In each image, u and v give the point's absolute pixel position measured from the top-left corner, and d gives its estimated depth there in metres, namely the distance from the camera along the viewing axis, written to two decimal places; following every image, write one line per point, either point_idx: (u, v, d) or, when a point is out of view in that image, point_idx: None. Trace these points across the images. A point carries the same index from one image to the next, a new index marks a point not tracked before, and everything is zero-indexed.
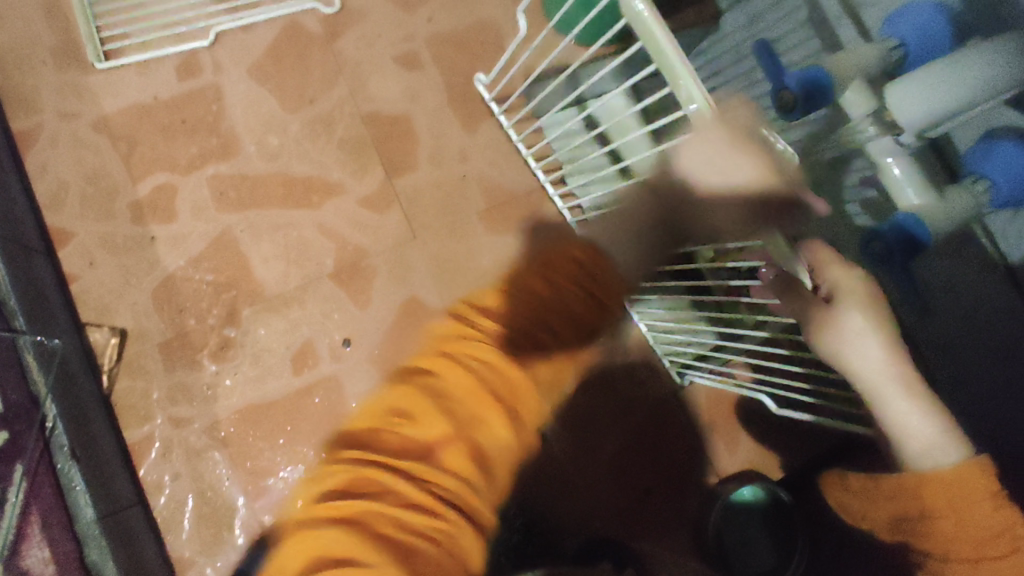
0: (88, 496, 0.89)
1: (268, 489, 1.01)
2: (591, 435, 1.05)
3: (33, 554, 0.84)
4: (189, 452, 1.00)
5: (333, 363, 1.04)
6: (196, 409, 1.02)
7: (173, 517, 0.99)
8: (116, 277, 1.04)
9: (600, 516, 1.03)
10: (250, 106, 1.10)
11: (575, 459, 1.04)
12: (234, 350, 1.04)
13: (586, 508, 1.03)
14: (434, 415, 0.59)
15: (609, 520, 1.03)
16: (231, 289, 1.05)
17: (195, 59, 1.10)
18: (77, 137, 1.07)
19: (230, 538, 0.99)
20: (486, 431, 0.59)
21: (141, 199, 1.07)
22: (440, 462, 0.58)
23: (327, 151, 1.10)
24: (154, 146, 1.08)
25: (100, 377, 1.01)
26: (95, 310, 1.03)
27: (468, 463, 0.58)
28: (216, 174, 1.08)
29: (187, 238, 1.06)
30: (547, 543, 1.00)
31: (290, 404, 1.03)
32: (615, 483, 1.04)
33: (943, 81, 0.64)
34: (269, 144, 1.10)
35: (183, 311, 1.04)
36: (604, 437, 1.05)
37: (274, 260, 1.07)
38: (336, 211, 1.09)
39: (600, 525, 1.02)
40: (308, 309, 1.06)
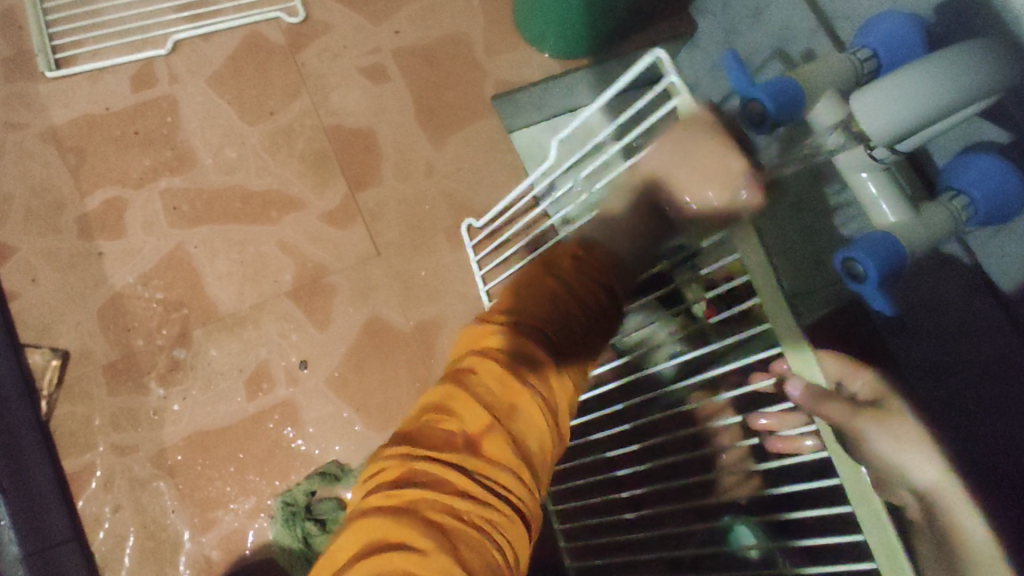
0: (13, 532, 0.86)
1: (217, 522, 0.94)
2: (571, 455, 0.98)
3: None
4: (132, 482, 0.94)
5: (289, 386, 0.99)
6: (142, 435, 0.95)
7: (112, 553, 0.92)
8: (59, 295, 0.98)
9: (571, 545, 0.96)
10: (208, 118, 1.06)
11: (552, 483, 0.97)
12: (184, 372, 0.98)
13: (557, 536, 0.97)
14: (474, 401, 0.45)
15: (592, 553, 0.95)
16: (182, 308, 1.00)
17: (151, 69, 1.06)
18: (23, 149, 1.02)
19: (174, 575, 0.92)
20: (527, 418, 0.45)
21: (90, 213, 1.01)
22: (482, 450, 0.44)
23: (287, 164, 1.06)
24: (105, 159, 1.03)
25: (38, 403, 0.94)
26: (36, 330, 0.97)
27: (509, 444, 0.44)
28: (169, 187, 1.03)
29: (137, 255, 1.01)
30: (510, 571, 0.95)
31: (242, 430, 0.97)
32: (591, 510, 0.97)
33: (900, 91, 0.59)
34: (227, 158, 1.05)
35: (130, 331, 0.98)
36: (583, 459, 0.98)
37: (229, 277, 1.01)
38: (296, 227, 1.04)
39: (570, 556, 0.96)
40: (264, 329, 1.00)
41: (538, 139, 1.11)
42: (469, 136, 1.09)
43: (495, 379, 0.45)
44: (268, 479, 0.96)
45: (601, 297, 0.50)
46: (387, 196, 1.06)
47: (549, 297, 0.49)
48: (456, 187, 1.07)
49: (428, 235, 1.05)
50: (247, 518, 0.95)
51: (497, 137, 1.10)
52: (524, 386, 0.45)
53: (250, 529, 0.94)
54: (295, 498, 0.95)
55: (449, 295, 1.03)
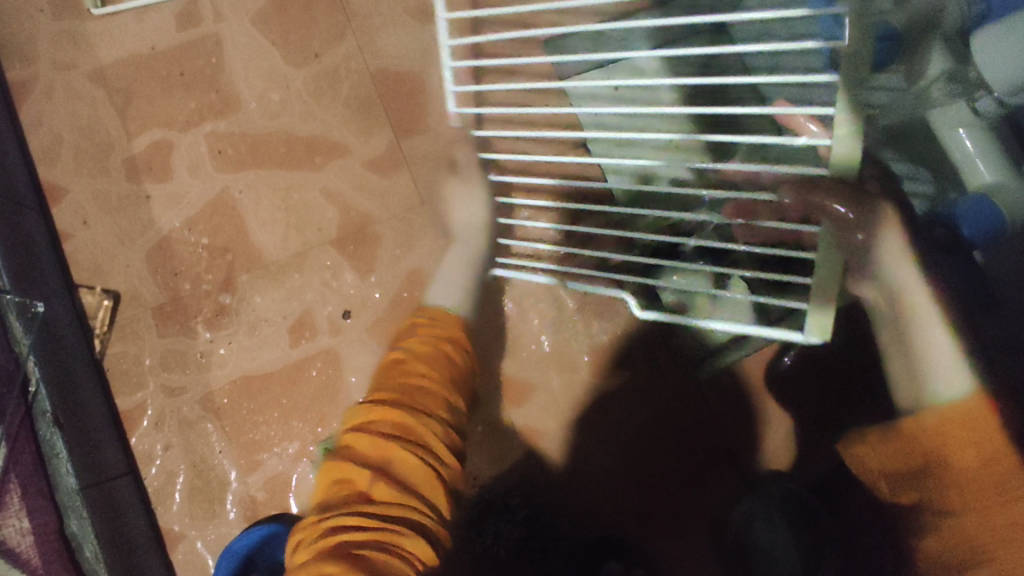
0: (70, 464, 0.85)
1: (262, 464, 0.96)
2: (601, 416, 0.93)
3: (10, 525, 0.78)
4: (181, 422, 0.96)
5: (332, 335, 0.99)
6: (190, 377, 0.97)
7: (164, 488, 0.95)
8: (110, 237, 0.99)
9: (608, 511, 0.91)
10: (252, 60, 1.04)
11: (585, 448, 0.93)
12: (230, 317, 0.98)
13: (599, 501, 0.92)
14: (363, 463, 0.55)
15: (616, 512, 0.91)
16: (228, 253, 1.00)
17: (194, 7, 1.03)
18: (72, 89, 1.02)
19: (221, 513, 0.95)
20: (405, 473, 0.55)
21: (137, 155, 1.01)
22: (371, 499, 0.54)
23: (331, 109, 1.03)
24: (151, 100, 1.02)
25: (91, 342, 0.97)
26: (87, 271, 0.99)
27: (394, 487, 0.54)
28: (215, 131, 1.02)
29: (183, 199, 1.00)
30: (564, 531, 0.91)
31: (286, 376, 0.98)
32: (632, 478, 0.91)
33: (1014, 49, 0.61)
34: (271, 101, 1.03)
35: (178, 275, 0.99)
36: (619, 418, 0.93)
37: (273, 224, 1.00)
38: (339, 174, 1.02)
39: (607, 522, 0.91)
40: (308, 277, 1.00)
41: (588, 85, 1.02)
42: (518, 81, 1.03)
43: (387, 444, 0.55)
44: (310, 425, 0.97)
45: (447, 359, 0.61)
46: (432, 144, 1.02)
47: (447, 362, 0.61)
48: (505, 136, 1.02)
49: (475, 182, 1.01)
50: (291, 462, 0.96)
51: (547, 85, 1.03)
52: (418, 430, 0.56)
53: (293, 473, 0.96)
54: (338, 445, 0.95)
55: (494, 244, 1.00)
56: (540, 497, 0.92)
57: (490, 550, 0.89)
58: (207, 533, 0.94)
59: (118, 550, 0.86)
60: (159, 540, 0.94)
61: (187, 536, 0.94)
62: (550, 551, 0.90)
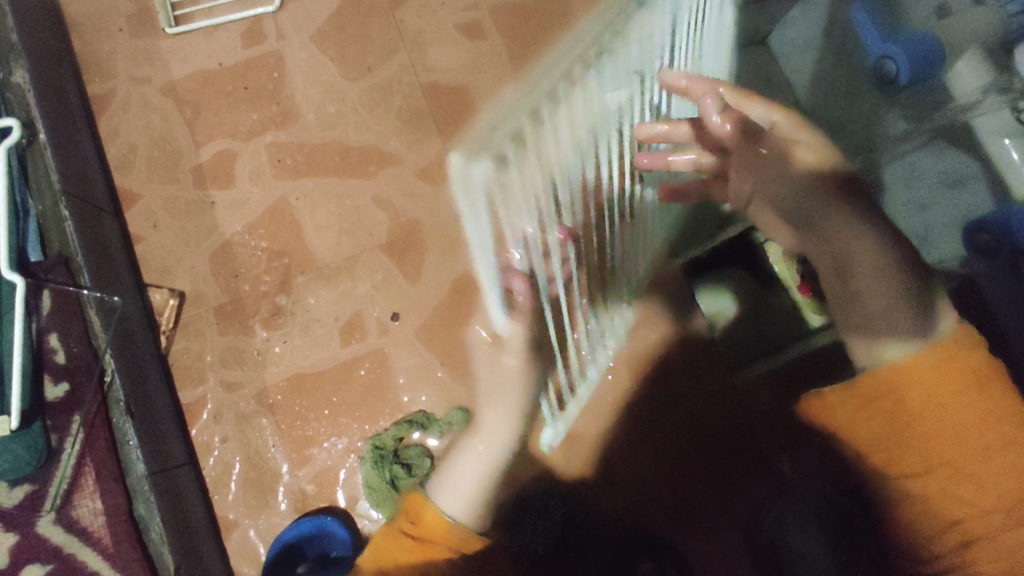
0: (140, 451, 0.90)
1: (312, 458, 1.00)
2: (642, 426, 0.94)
3: (84, 505, 0.87)
4: (238, 416, 1.01)
5: (380, 336, 1.03)
6: (247, 373, 1.02)
7: (221, 478, 1.00)
8: (177, 240, 1.06)
9: (645, 509, 0.91)
10: (311, 74, 1.10)
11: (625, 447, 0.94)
12: (285, 318, 1.04)
13: (630, 501, 0.92)
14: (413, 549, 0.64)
15: (649, 511, 0.91)
16: (284, 257, 1.05)
17: (259, 26, 1.11)
18: (147, 102, 1.10)
19: (274, 504, 0.99)
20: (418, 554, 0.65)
21: (204, 164, 1.08)
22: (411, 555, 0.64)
23: (385, 121, 1.08)
24: (218, 113, 1.09)
25: (158, 338, 1.03)
26: (156, 271, 1.05)
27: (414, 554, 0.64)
28: (275, 141, 1.08)
29: (245, 205, 1.07)
30: (605, 528, 0.94)
31: (337, 374, 1.02)
32: (663, 477, 0.92)
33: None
34: (328, 113, 1.09)
35: (238, 276, 1.05)
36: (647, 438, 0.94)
37: (327, 229, 1.06)
38: (390, 182, 1.07)
39: (643, 518, 0.91)
40: (358, 281, 1.04)
41: None
42: None
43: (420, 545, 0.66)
44: (358, 423, 1.01)
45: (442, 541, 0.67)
46: None
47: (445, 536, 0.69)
48: None
49: None
50: (340, 457, 1.00)
51: None
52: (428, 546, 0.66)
53: (342, 468, 1.00)
54: (385, 442, 0.98)
55: None
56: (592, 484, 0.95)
57: (530, 534, 0.94)
58: (259, 522, 0.99)
59: (181, 534, 0.90)
60: (214, 528, 0.98)
61: (240, 524, 0.99)
62: (593, 543, 0.93)
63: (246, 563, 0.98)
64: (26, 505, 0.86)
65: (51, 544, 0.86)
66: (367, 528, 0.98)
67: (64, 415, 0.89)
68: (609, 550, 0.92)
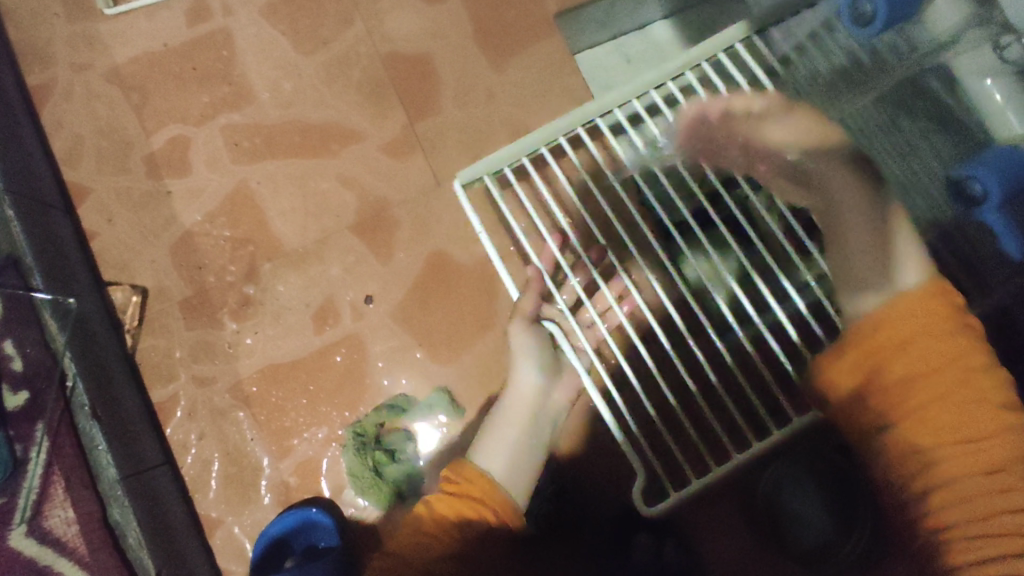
0: (110, 455, 0.87)
1: (293, 450, 0.98)
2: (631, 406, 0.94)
3: (56, 515, 0.84)
4: (213, 412, 0.98)
5: (354, 321, 1.00)
6: (218, 367, 0.99)
7: (200, 477, 0.97)
8: (134, 234, 1.01)
9: None
10: (263, 51, 1.04)
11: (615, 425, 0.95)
12: (255, 308, 1.00)
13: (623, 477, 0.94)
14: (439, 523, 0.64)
15: None
16: (249, 244, 1.01)
17: (204, 3, 1.05)
18: (91, 90, 1.04)
19: (257, 499, 0.97)
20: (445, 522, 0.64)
21: (157, 152, 1.03)
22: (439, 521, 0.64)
23: (345, 96, 1.03)
24: (167, 97, 1.03)
25: (123, 337, 0.99)
26: (115, 267, 1.01)
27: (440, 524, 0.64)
28: (229, 124, 1.03)
29: (203, 192, 1.02)
30: (598, 506, 0.94)
31: (312, 363, 0.99)
32: None
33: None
34: (283, 91, 1.03)
35: (202, 268, 1.00)
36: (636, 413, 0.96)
37: (291, 213, 1.01)
38: (354, 160, 1.02)
39: None
40: (328, 264, 1.00)
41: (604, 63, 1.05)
42: (528, 58, 1.03)
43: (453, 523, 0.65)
44: (338, 410, 0.98)
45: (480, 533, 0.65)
46: (445, 126, 1.02)
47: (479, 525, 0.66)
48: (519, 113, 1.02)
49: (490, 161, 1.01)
50: (321, 447, 0.98)
51: (557, 60, 1.03)
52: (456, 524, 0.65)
53: (324, 458, 0.97)
54: (366, 428, 0.96)
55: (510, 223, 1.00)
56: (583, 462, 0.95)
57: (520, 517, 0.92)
58: (243, 518, 0.96)
59: (160, 537, 0.88)
60: (197, 527, 0.96)
61: (224, 522, 0.96)
62: (587, 521, 0.93)
63: (232, 560, 0.96)
64: None
65: (25, 556, 0.83)
66: (354, 516, 0.96)
67: (27, 424, 0.86)
68: (602, 527, 0.93)
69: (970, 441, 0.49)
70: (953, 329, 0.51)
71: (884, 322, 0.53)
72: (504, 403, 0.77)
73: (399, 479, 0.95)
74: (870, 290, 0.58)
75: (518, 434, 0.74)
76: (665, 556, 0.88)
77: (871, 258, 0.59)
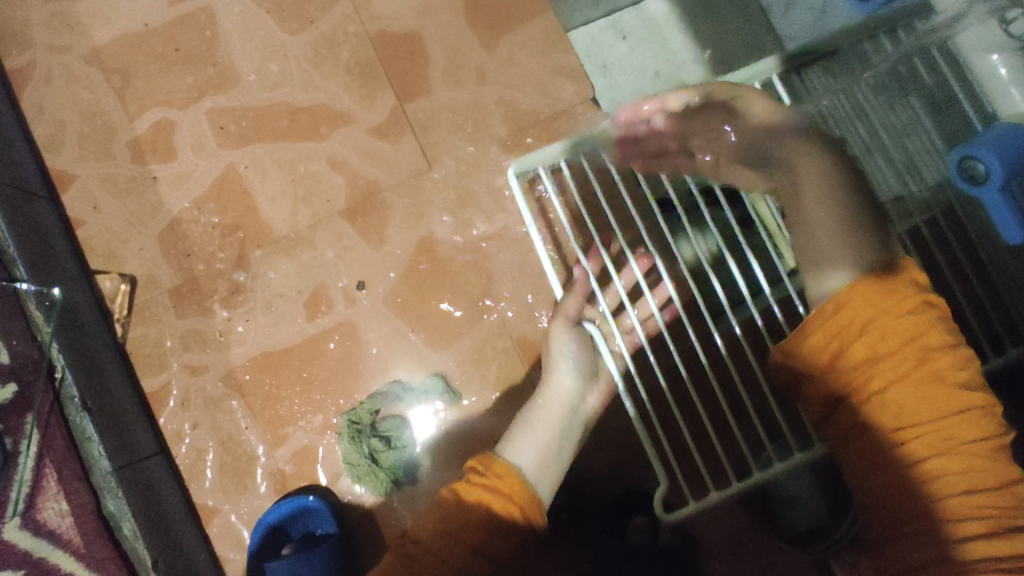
0: (103, 447, 0.86)
1: (288, 437, 0.97)
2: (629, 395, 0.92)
3: (50, 507, 0.83)
4: (206, 401, 0.97)
5: (347, 307, 0.98)
6: (210, 356, 0.98)
7: (195, 466, 0.97)
8: (121, 221, 0.99)
9: (635, 467, 0.93)
10: (248, 30, 1.01)
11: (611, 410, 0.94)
12: (246, 295, 0.98)
13: (619, 460, 0.93)
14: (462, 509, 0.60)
15: (639, 471, 0.93)
16: (238, 231, 0.99)
17: None
18: (71, 73, 1.01)
19: (253, 487, 0.96)
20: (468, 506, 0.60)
21: (141, 137, 1.00)
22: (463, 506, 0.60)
23: (333, 77, 1.00)
24: (149, 80, 1.00)
25: (113, 327, 0.97)
26: (102, 256, 0.99)
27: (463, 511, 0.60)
28: (215, 107, 1.00)
29: (190, 178, 1.00)
30: (594, 491, 0.93)
31: (305, 350, 0.98)
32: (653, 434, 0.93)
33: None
34: (270, 73, 1.01)
35: (191, 255, 0.99)
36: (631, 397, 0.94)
37: (281, 198, 0.99)
38: (344, 142, 1.00)
39: (633, 477, 0.92)
40: (320, 250, 0.99)
41: (597, 39, 1.01)
42: (521, 35, 1.00)
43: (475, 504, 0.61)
44: (333, 398, 0.97)
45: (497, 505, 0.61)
46: (436, 107, 1.00)
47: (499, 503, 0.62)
48: (511, 92, 0.99)
49: (483, 143, 0.99)
50: (317, 435, 0.97)
51: (551, 37, 1.00)
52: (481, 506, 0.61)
53: (320, 446, 0.97)
54: (361, 416, 0.95)
55: (504, 207, 0.98)
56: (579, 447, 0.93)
57: None
58: (240, 507, 0.96)
59: (156, 527, 0.87)
60: (193, 516, 0.95)
61: (221, 510, 0.96)
62: (583, 507, 0.92)
63: (230, 548, 0.95)
64: None
65: (19, 549, 0.82)
66: (351, 503, 0.96)
67: (15, 418, 0.84)
68: (599, 512, 0.91)
69: (933, 423, 0.50)
70: (914, 310, 0.52)
71: (834, 310, 0.54)
72: (540, 403, 0.73)
73: (395, 467, 0.94)
74: (826, 267, 0.58)
75: (552, 432, 0.69)
76: (660, 539, 0.86)
77: (833, 237, 0.57)
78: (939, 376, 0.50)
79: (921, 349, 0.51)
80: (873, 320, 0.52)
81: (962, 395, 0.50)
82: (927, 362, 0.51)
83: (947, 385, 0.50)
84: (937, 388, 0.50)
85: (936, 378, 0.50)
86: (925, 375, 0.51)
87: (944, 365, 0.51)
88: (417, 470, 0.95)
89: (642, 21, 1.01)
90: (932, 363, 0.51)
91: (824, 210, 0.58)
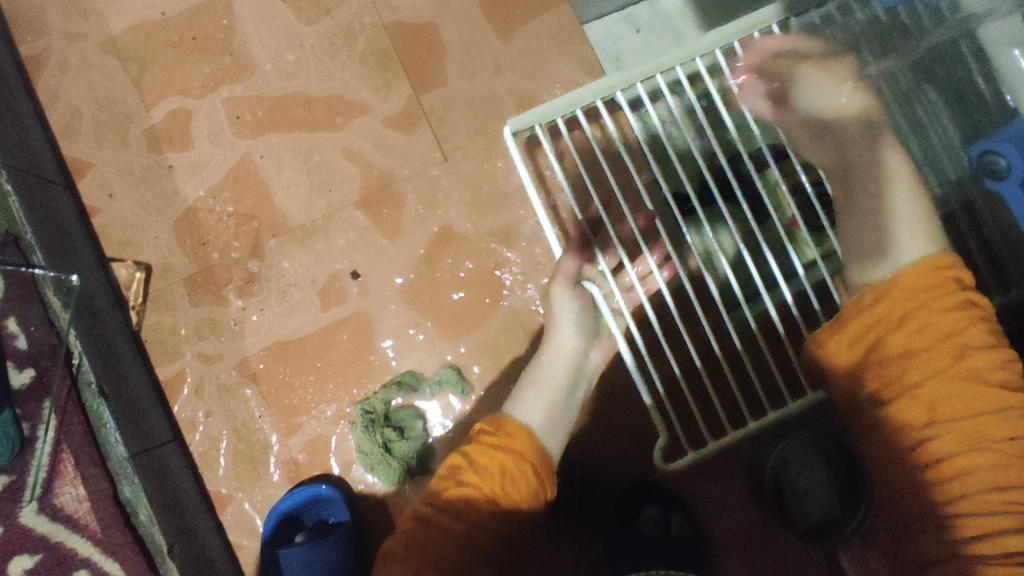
0: (119, 433, 0.86)
1: (301, 426, 0.97)
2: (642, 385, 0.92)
3: (67, 492, 0.85)
4: (220, 389, 0.98)
5: (361, 297, 0.98)
6: (225, 345, 0.98)
7: (209, 453, 0.97)
8: (136, 209, 0.99)
9: (648, 457, 0.93)
10: (264, 20, 1.01)
11: (624, 401, 0.94)
12: (260, 284, 0.99)
13: (633, 450, 0.93)
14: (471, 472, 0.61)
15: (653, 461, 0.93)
16: (253, 220, 0.99)
17: None
18: (87, 61, 1.01)
19: (266, 475, 0.97)
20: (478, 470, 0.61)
21: (157, 126, 1.00)
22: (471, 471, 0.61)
23: (349, 67, 1.00)
24: (166, 68, 1.01)
25: (128, 315, 0.98)
26: (117, 244, 0.99)
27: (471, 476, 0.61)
28: (231, 96, 1.00)
29: (206, 167, 1.00)
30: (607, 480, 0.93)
31: (319, 340, 0.98)
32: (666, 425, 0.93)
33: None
34: (286, 62, 1.01)
35: (206, 244, 0.99)
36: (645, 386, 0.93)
37: (296, 188, 1.00)
38: (359, 133, 1.00)
39: (646, 467, 0.93)
40: (334, 240, 0.99)
41: (612, 32, 1.01)
42: (537, 27, 1.00)
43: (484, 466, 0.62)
44: (346, 388, 0.97)
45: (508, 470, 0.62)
46: (451, 98, 1.00)
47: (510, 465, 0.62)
48: (527, 84, 0.99)
49: (499, 134, 0.99)
50: (330, 424, 0.97)
51: (567, 30, 1.00)
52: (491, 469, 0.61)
53: (333, 435, 0.97)
54: (375, 406, 0.96)
55: (519, 198, 0.98)
56: (593, 438, 0.93)
57: None
58: (253, 495, 0.97)
59: (172, 514, 0.88)
60: (207, 503, 0.96)
61: (234, 498, 0.97)
62: (596, 496, 0.92)
63: (243, 535, 0.96)
64: (7, 496, 0.85)
65: (37, 532, 0.84)
66: (364, 492, 0.96)
67: (34, 403, 0.86)
68: (613, 502, 0.92)
69: (964, 418, 0.49)
70: (954, 309, 0.52)
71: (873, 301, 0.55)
72: (545, 360, 0.75)
73: (408, 456, 0.95)
74: (872, 259, 0.58)
75: (557, 390, 0.72)
76: (673, 528, 0.88)
77: (878, 228, 0.59)
78: (972, 373, 0.50)
79: (960, 346, 0.50)
80: (912, 312, 0.53)
81: (998, 396, 0.49)
82: (963, 359, 0.50)
83: (981, 384, 0.49)
84: (971, 386, 0.49)
85: (970, 374, 0.50)
86: (957, 370, 0.50)
87: (979, 363, 0.50)
88: (430, 459, 0.95)
89: (657, 14, 1.01)
90: (967, 361, 0.50)
91: (872, 199, 0.61)
